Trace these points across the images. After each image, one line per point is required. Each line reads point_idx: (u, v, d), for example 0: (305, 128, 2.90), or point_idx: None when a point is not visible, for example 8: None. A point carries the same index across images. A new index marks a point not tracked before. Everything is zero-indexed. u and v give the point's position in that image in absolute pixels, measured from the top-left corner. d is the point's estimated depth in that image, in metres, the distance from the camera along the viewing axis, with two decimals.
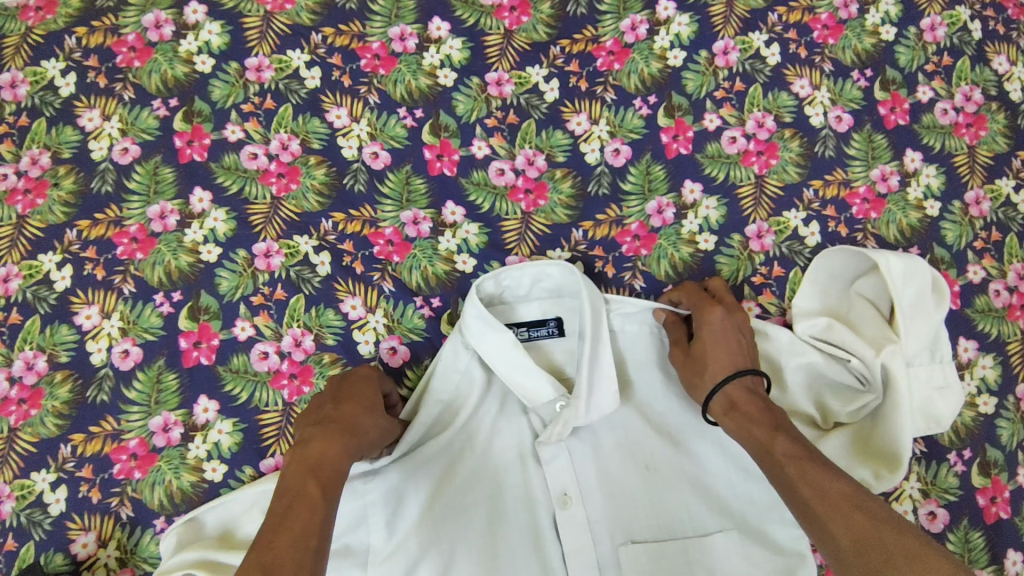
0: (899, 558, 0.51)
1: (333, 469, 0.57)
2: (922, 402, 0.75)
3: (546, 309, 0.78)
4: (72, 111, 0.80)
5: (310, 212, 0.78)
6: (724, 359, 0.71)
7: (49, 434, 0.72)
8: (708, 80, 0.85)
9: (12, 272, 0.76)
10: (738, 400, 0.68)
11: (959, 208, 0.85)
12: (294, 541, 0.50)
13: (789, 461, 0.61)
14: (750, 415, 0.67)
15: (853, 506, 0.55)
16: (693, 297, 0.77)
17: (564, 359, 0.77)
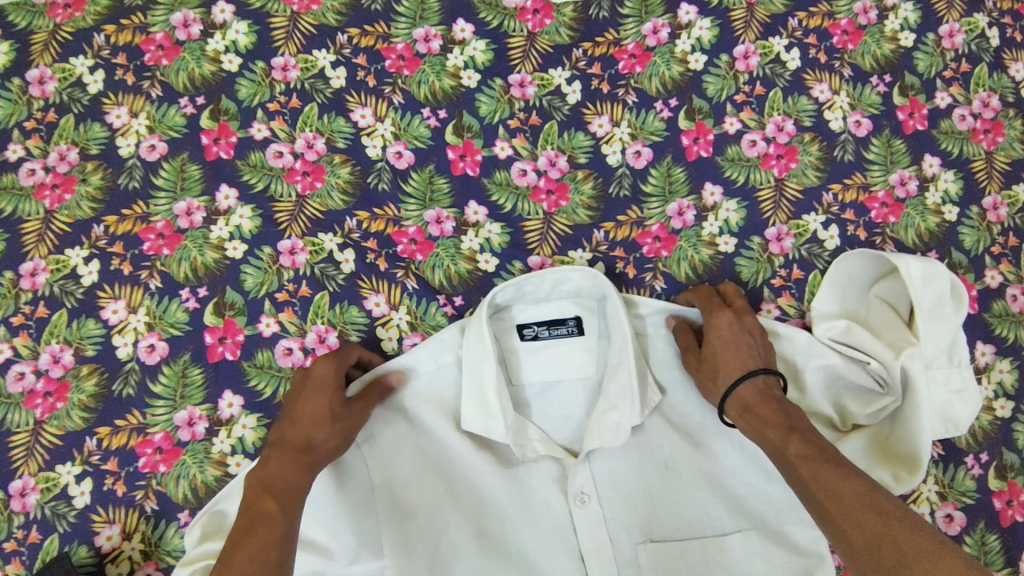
0: (912, 558, 0.51)
1: (289, 484, 0.61)
2: (939, 404, 0.75)
3: (565, 309, 0.78)
4: (100, 107, 0.81)
5: (335, 210, 0.79)
6: (736, 361, 0.71)
7: (75, 427, 0.73)
8: (729, 84, 0.86)
9: (40, 266, 0.77)
10: (749, 400, 0.69)
11: (977, 213, 0.85)
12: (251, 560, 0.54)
13: (802, 461, 0.62)
14: (764, 418, 0.67)
15: (867, 506, 0.56)
16: (708, 299, 0.77)
17: (583, 358, 0.78)
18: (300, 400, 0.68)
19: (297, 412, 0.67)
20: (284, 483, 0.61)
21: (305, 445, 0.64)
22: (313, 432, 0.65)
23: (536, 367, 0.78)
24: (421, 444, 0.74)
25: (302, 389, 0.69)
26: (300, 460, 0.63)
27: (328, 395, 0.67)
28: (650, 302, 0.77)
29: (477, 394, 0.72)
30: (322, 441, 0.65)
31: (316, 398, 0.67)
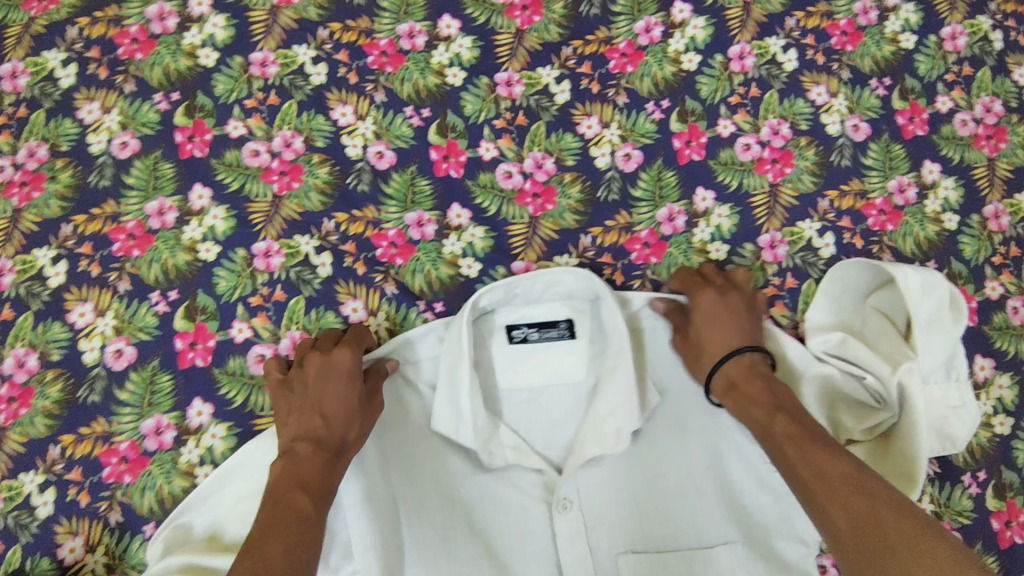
0: (899, 546, 0.51)
1: (323, 482, 0.61)
2: (936, 420, 0.73)
3: (557, 310, 0.75)
4: (72, 103, 0.78)
5: (312, 212, 0.76)
6: (722, 339, 0.71)
7: (39, 434, 0.70)
8: (723, 85, 0.83)
9: (6, 267, 0.74)
10: (738, 377, 0.69)
11: (977, 222, 0.83)
12: (285, 555, 0.53)
13: (789, 442, 0.61)
14: (750, 395, 0.67)
15: (853, 490, 0.55)
16: (692, 283, 0.75)
17: (576, 363, 0.75)
18: (325, 388, 0.67)
19: (324, 404, 0.66)
20: (319, 479, 0.61)
21: (339, 446, 0.64)
22: (346, 433, 0.65)
23: (526, 371, 0.75)
24: (403, 446, 0.72)
25: (329, 377, 0.68)
26: (335, 460, 0.63)
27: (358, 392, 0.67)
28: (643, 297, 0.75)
29: (449, 394, 0.70)
30: (352, 444, 0.65)
31: (347, 392, 0.67)
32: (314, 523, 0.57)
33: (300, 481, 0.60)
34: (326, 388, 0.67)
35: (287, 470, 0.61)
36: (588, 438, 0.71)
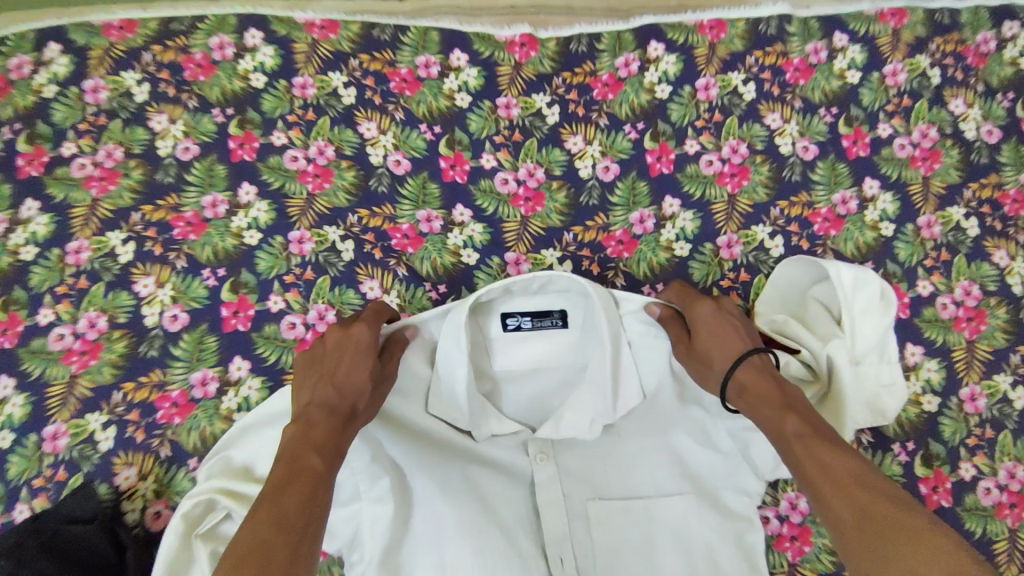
0: (892, 530, 0.58)
1: (332, 443, 0.70)
2: (869, 396, 0.84)
3: (552, 302, 0.84)
4: (145, 115, 0.95)
5: (339, 207, 0.91)
6: (726, 350, 0.80)
7: (105, 382, 0.84)
8: (691, 111, 0.98)
9: (84, 246, 0.89)
10: (749, 381, 0.77)
11: (912, 231, 0.95)
12: (300, 506, 0.62)
13: (797, 440, 0.69)
14: (763, 395, 0.75)
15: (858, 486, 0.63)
16: (690, 294, 0.85)
17: (567, 348, 0.86)
18: (343, 361, 0.77)
19: (339, 374, 0.76)
20: (329, 441, 0.70)
21: (348, 412, 0.74)
22: (358, 403, 0.74)
23: (518, 352, 0.86)
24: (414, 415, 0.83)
25: (350, 350, 0.77)
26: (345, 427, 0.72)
27: (371, 363, 0.77)
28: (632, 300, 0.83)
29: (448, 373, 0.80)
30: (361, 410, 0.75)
31: (361, 364, 0.77)
32: (323, 479, 0.66)
33: (313, 443, 0.69)
34: (344, 356, 0.77)
35: (301, 433, 0.70)
36: (568, 414, 0.83)
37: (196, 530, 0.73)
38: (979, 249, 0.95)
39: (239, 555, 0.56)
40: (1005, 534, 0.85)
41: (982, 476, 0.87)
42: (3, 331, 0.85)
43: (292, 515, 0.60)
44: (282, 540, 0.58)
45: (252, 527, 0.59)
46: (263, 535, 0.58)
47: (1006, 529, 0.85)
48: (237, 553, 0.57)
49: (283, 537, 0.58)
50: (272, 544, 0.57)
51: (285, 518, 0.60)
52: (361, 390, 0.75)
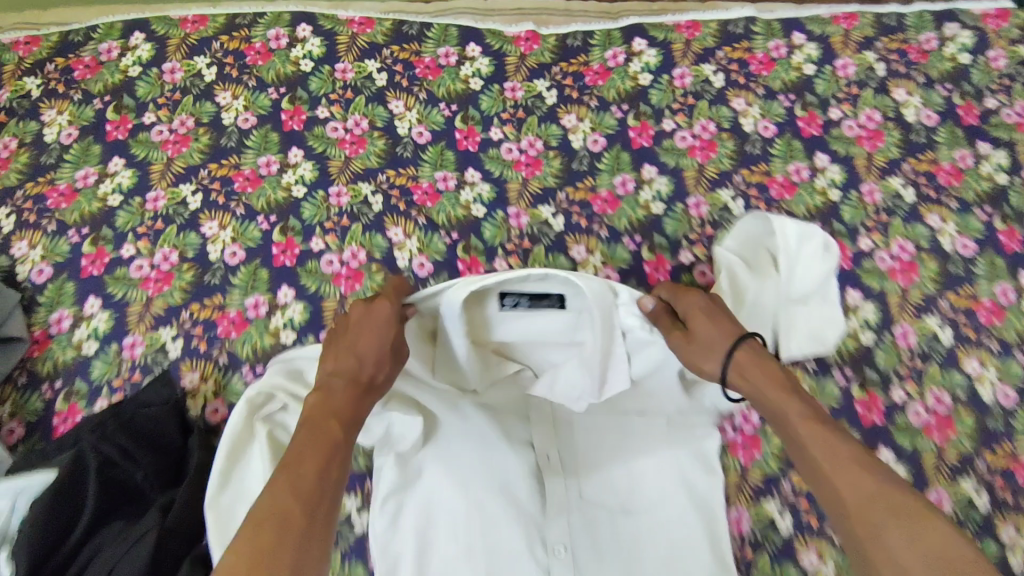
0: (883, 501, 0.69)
1: (351, 414, 0.79)
2: (811, 329, 0.99)
3: (551, 287, 0.90)
4: (213, 92, 1.13)
5: (371, 168, 1.09)
6: (722, 333, 0.87)
7: (176, 303, 1.02)
8: (669, 95, 1.15)
9: (161, 195, 1.07)
10: (745, 366, 0.85)
11: (856, 197, 1.11)
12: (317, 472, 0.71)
13: (803, 423, 0.77)
14: (760, 375, 0.83)
15: (860, 471, 0.70)
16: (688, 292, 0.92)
17: (566, 330, 0.92)
18: (364, 334, 0.85)
19: (362, 346, 0.84)
20: (348, 412, 0.79)
21: (369, 381, 0.82)
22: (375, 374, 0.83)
23: (515, 330, 0.92)
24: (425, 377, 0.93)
25: (373, 322, 0.85)
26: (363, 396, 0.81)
27: (391, 335, 0.84)
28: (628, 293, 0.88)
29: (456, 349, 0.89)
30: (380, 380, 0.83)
31: (381, 338, 0.84)
32: (340, 449, 0.75)
33: (336, 412, 0.78)
34: (367, 330, 0.85)
35: (328, 402, 0.79)
36: (557, 391, 0.93)
37: (256, 418, 0.87)
38: (914, 213, 1.10)
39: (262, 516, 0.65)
40: (932, 450, 0.99)
41: (912, 400, 1.01)
42: (93, 261, 1.04)
43: (312, 480, 0.70)
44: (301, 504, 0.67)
45: (278, 492, 0.68)
46: (283, 498, 0.68)
47: (932, 445, 0.99)
48: (259, 514, 0.66)
49: (302, 501, 0.68)
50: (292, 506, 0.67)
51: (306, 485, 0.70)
52: (381, 362, 0.83)
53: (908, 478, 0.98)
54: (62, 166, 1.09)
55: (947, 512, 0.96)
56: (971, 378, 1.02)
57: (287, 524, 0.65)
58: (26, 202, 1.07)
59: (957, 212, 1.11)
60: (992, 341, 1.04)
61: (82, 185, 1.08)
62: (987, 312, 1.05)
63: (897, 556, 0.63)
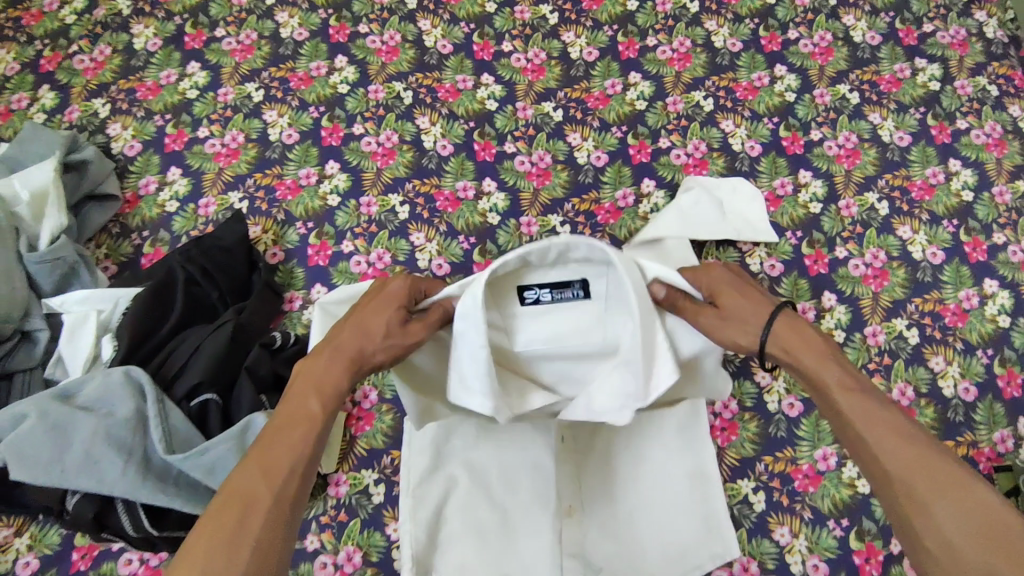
0: (938, 476, 0.71)
1: (332, 387, 0.83)
2: (745, 202, 1.21)
3: (572, 273, 0.89)
4: (272, 11, 1.36)
5: (403, 72, 1.32)
6: (758, 312, 0.88)
7: (242, 173, 1.24)
8: (652, 18, 1.37)
9: (230, 91, 1.30)
10: (785, 344, 0.86)
11: (809, 99, 1.31)
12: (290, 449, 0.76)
13: (839, 389, 0.81)
14: (800, 347, 0.86)
15: (899, 439, 0.75)
16: (711, 270, 0.91)
17: (591, 317, 0.90)
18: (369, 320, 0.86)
19: (367, 332, 0.85)
20: (331, 385, 0.83)
21: (356, 354, 0.84)
22: (364, 346, 0.84)
23: (542, 327, 0.91)
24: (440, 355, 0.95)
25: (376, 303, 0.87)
26: (352, 369, 0.84)
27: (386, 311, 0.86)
28: (655, 266, 0.86)
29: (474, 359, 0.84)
30: (369, 353, 0.84)
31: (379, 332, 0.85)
32: (319, 423, 0.79)
33: (318, 387, 0.82)
34: (375, 311, 0.86)
35: (314, 372, 0.83)
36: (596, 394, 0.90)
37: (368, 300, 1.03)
38: (858, 112, 1.30)
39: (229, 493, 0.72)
40: (869, 295, 1.18)
41: (852, 257, 1.20)
42: (175, 140, 1.26)
43: (281, 462, 0.74)
44: (268, 489, 0.72)
45: (246, 475, 0.72)
46: (251, 481, 0.72)
47: (870, 291, 1.18)
48: (234, 490, 0.72)
49: (271, 484, 0.73)
50: (258, 491, 0.72)
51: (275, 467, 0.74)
52: (370, 336, 0.84)
53: (847, 317, 1.17)
54: (149, 67, 1.32)
55: (880, 342, 1.15)
56: (904, 241, 1.21)
57: (247, 511, 0.70)
58: (120, 95, 1.30)
59: (896, 112, 1.30)
60: (921, 213, 1.23)
61: (166, 82, 1.31)
62: (919, 190, 1.24)
63: (942, 524, 0.69)
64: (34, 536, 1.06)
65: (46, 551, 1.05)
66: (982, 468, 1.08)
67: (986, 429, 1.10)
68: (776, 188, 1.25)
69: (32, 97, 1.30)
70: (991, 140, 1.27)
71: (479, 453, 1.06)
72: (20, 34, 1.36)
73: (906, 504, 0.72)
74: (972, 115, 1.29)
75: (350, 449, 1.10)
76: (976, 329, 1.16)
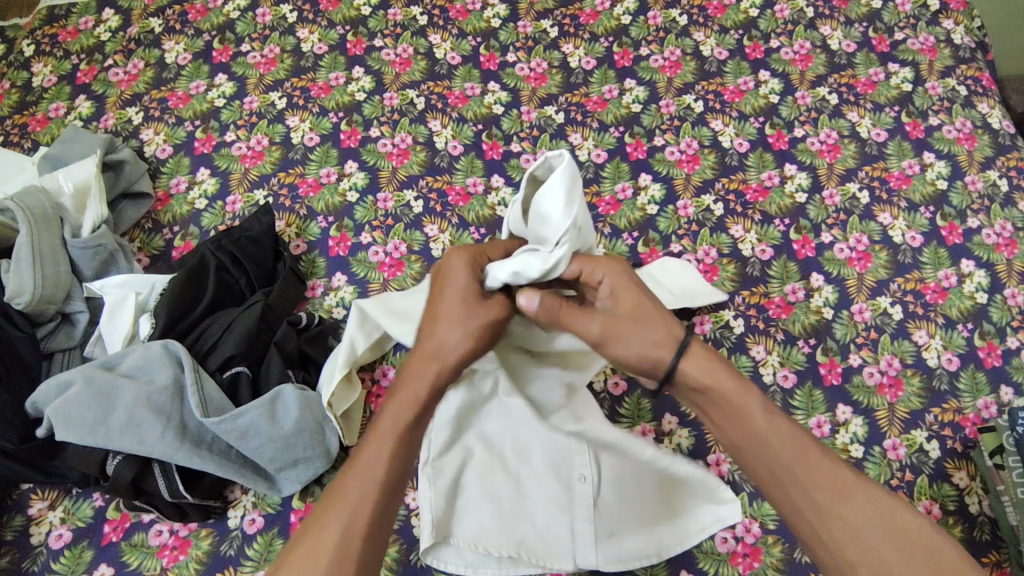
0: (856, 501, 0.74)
1: (408, 396, 0.80)
2: (681, 277, 1.22)
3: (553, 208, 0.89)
4: (293, 29, 1.47)
5: (416, 80, 1.42)
6: (661, 334, 0.82)
7: (267, 173, 1.33)
8: (645, 31, 1.49)
9: (255, 99, 1.40)
10: (698, 365, 0.81)
11: (791, 101, 1.42)
12: (363, 475, 0.75)
13: (765, 414, 0.78)
14: (715, 367, 0.81)
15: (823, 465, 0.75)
16: (599, 264, 0.86)
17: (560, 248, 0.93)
18: (447, 310, 0.84)
19: (448, 328, 0.83)
20: (411, 393, 0.80)
21: (434, 350, 0.83)
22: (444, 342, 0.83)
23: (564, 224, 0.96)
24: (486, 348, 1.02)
25: (456, 295, 0.85)
26: (432, 366, 0.82)
27: (460, 303, 0.84)
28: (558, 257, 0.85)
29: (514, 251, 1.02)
30: (450, 347, 0.83)
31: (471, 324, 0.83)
32: (398, 437, 0.78)
33: (400, 397, 0.80)
34: (449, 305, 0.85)
35: (400, 386, 0.81)
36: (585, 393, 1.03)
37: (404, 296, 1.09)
38: (838, 111, 1.40)
39: (304, 527, 0.74)
40: (854, 275, 1.26)
41: (837, 241, 1.29)
42: (203, 143, 1.36)
43: (353, 490, 0.75)
44: (336, 522, 0.73)
45: (320, 513, 0.74)
46: (322, 510, 0.74)
47: (855, 272, 1.26)
48: (307, 523, 0.75)
49: (341, 514, 0.73)
50: (328, 527, 0.72)
51: (345, 493, 0.75)
52: (451, 331, 0.83)
53: (835, 296, 1.24)
54: (179, 79, 1.42)
55: (866, 318, 1.23)
56: (885, 226, 1.30)
57: (316, 544, 0.72)
58: (152, 104, 1.40)
59: (872, 111, 1.40)
60: (899, 201, 1.32)
61: (195, 92, 1.41)
62: (896, 180, 1.34)
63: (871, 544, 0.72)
64: (68, 509, 1.08)
65: (79, 523, 1.06)
66: (968, 433, 1.13)
67: (970, 397, 1.16)
68: (763, 180, 1.34)
69: (69, 106, 1.40)
70: (961, 135, 1.37)
71: (494, 426, 1.07)
72: (57, 50, 1.47)
73: (832, 530, 0.73)
74: (943, 113, 1.40)
75: None
76: (956, 305, 1.23)
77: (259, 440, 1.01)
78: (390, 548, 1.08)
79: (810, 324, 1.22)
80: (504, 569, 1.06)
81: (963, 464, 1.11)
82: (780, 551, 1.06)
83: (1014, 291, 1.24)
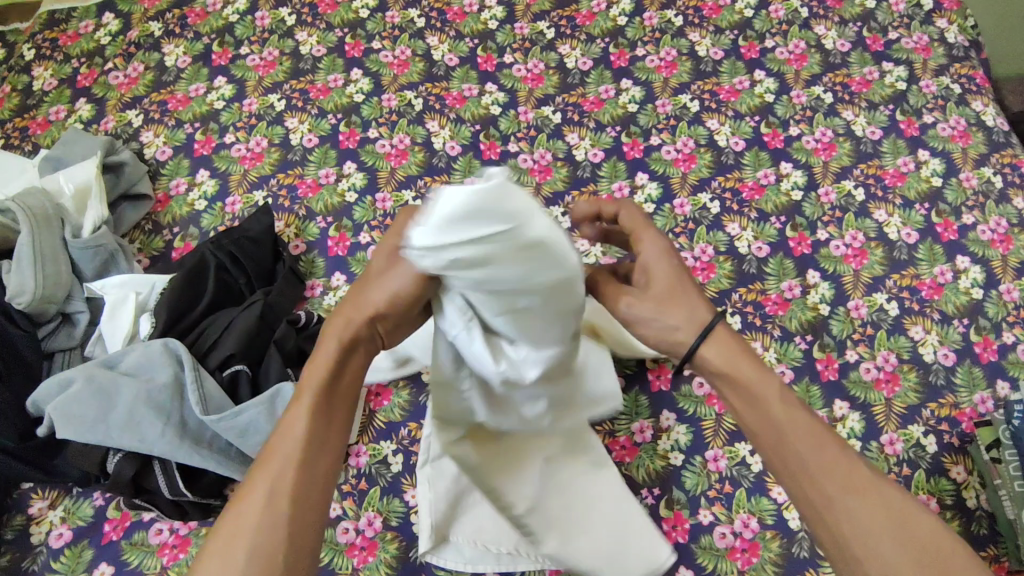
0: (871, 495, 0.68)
1: (332, 357, 0.76)
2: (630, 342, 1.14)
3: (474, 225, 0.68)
4: (292, 32, 1.49)
5: (414, 82, 1.43)
6: (688, 312, 0.79)
7: (266, 174, 1.34)
8: (641, 32, 1.50)
9: (254, 101, 1.41)
10: (716, 352, 0.78)
11: (787, 100, 1.43)
12: (286, 439, 0.72)
13: (780, 403, 0.74)
14: (735, 351, 0.77)
15: (838, 456, 0.71)
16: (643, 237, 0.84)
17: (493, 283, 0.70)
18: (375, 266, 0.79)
19: (366, 290, 0.77)
20: (335, 352, 0.76)
21: (359, 307, 0.77)
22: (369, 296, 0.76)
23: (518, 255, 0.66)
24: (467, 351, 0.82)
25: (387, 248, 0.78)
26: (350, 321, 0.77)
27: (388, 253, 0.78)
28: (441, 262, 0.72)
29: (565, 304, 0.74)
30: (373, 301, 0.76)
31: (386, 284, 0.75)
32: (318, 400, 0.74)
33: (327, 358, 0.76)
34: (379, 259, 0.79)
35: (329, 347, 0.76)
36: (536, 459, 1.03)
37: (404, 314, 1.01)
38: (833, 110, 1.41)
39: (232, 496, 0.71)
40: (850, 272, 1.27)
41: (833, 238, 1.30)
42: (203, 145, 1.37)
43: (278, 457, 0.71)
44: (261, 485, 0.69)
45: (249, 481, 0.70)
46: (250, 476, 0.71)
47: (851, 269, 1.27)
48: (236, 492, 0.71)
49: (266, 480, 0.69)
50: (253, 494, 0.69)
51: (272, 460, 0.71)
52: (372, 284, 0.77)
53: (831, 292, 1.25)
54: (179, 82, 1.44)
55: (863, 315, 1.23)
56: (880, 223, 1.31)
57: (241, 512, 0.68)
58: (152, 106, 1.41)
59: (867, 109, 1.41)
60: (894, 198, 1.33)
61: (195, 94, 1.42)
62: (892, 178, 1.35)
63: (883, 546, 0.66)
64: (68, 509, 1.08)
65: (79, 522, 1.06)
66: (965, 427, 1.14)
67: (966, 392, 1.17)
68: (759, 178, 1.35)
69: (69, 109, 1.41)
70: (956, 132, 1.38)
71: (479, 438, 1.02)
72: (57, 54, 1.48)
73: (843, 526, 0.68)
74: (937, 111, 1.41)
75: (369, 423, 1.17)
76: (952, 300, 1.24)
77: (259, 437, 1.01)
78: (388, 546, 1.07)
79: (807, 321, 1.22)
80: (503, 565, 1.02)
81: (960, 458, 1.12)
82: (778, 547, 1.04)
83: (1010, 286, 1.25)
